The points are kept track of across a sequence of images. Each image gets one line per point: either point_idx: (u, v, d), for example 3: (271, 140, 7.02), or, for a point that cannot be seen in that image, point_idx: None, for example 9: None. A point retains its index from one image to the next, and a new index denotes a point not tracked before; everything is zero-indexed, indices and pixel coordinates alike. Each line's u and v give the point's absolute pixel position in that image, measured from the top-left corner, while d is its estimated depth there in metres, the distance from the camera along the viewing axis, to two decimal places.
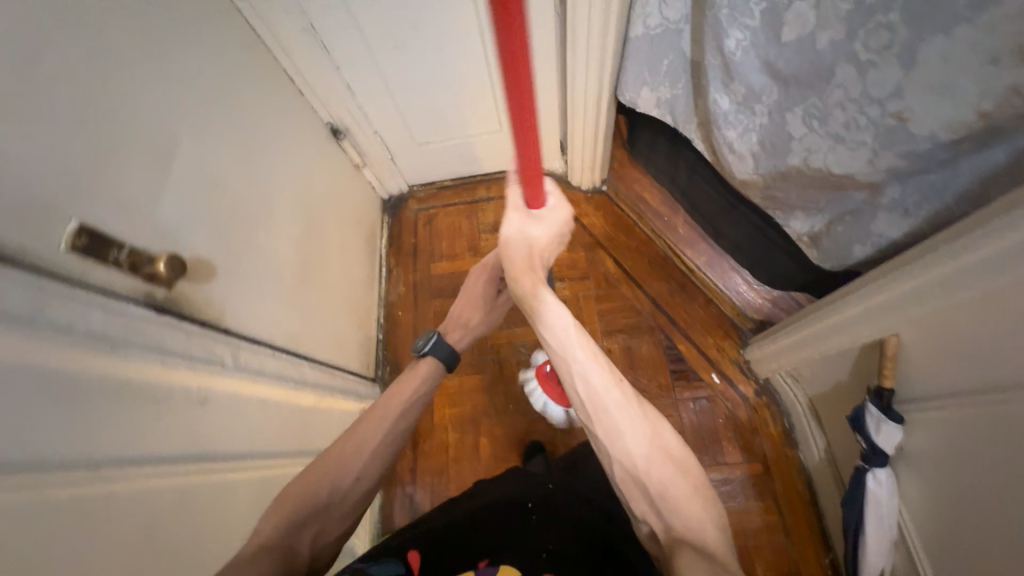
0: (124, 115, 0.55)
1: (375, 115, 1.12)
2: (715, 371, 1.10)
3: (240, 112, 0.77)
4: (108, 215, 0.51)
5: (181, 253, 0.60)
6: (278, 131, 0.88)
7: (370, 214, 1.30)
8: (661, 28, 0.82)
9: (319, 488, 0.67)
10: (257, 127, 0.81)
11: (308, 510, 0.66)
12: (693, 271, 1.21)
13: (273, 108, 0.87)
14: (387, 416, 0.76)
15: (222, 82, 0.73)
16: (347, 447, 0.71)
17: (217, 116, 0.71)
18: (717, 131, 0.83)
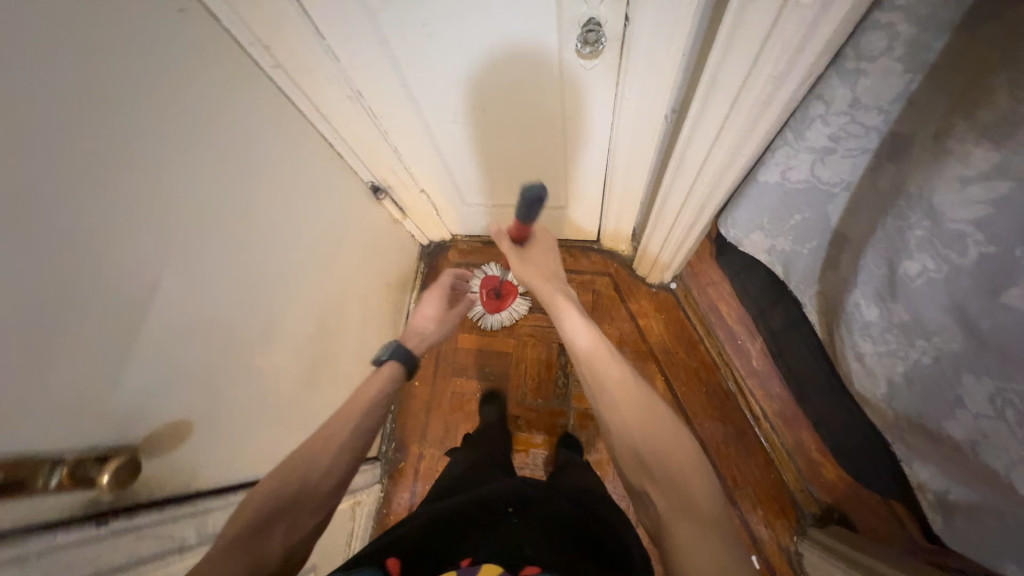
0: (84, 278, 0.43)
1: (421, 176, 0.97)
2: (757, 553, 0.93)
3: (255, 209, 0.65)
4: (38, 426, 0.40)
5: (137, 430, 0.49)
6: (301, 212, 0.76)
7: (404, 266, 1.18)
8: (806, 185, 0.60)
9: (281, 484, 0.55)
10: (274, 218, 0.69)
11: (271, 504, 0.53)
12: (758, 418, 1.02)
13: (299, 187, 0.75)
14: (346, 414, 0.63)
15: (232, 181, 0.60)
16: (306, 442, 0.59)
17: (220, 227, 0.59)
18: (847, 332, 0.63)
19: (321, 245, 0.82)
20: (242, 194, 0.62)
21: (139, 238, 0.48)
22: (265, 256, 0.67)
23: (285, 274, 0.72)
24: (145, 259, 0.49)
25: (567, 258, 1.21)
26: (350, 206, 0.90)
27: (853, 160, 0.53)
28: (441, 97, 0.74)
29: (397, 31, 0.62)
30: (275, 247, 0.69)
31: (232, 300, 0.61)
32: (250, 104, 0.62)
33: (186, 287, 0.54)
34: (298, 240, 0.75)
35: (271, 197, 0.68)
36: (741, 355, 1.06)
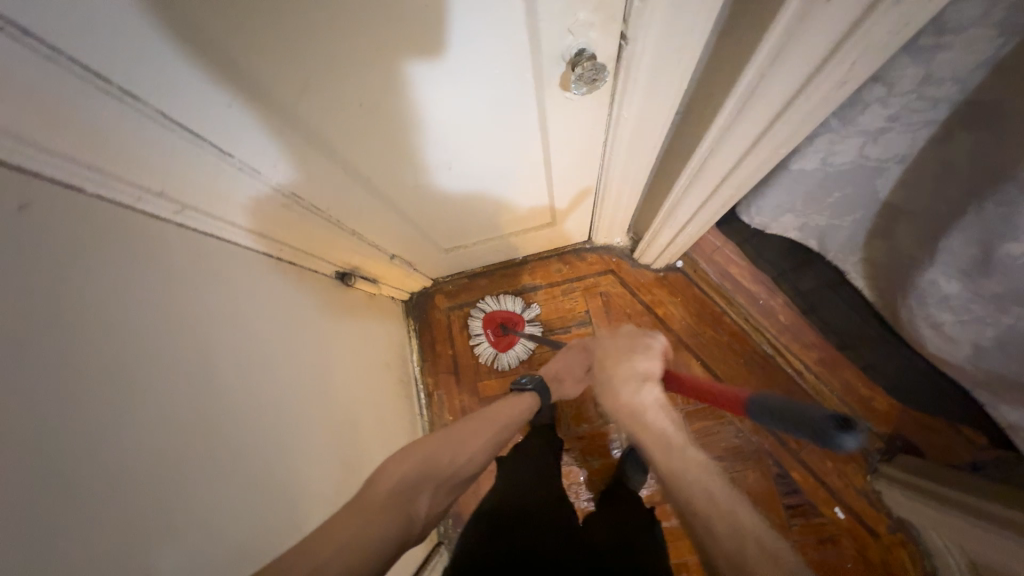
0: None
1: (388, 246, 0.83)
2: (839, 505, 0.94)
3: (221, 390, 0.51)
4: None
5: None
6: (273, 354, 0.62)
7: (396, 334, 1.05)
8: (852, 165, 0.52)
9: (440, 457, 0.57)
10: (243, 383, 0.55)
11: (432, 466, 0.56)
12: (799, 372, 1.00)
13: (263, 327, 0.61)
14: (493, 426, 0.67)
15: (179, 380, 0.46)
16: (456, 433, 0.62)
17: (185, 445, 0.45)
18: (918, 303, 0.58)
19: (303, 374, 0.68)
20: (200, 383, 0.48)
21: (84, 532, 0.35)
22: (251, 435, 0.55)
23: (274, 437, 0.59)
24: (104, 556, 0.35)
25: (564, 267, 1.13)
26: (320, 308, 0.76)
27: (912, 135, 0.46)
28: (400, 169, 0.61)
29: (325, 120, 0.48)
30: (257, 417, 0.56)
31: (228, 516, 0.49)
32: (169, 268, 0.47)
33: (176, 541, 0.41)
34: (278, 388, 0.62)
35: (233, 363, 0.54)
36: (766, 314, 1.01)
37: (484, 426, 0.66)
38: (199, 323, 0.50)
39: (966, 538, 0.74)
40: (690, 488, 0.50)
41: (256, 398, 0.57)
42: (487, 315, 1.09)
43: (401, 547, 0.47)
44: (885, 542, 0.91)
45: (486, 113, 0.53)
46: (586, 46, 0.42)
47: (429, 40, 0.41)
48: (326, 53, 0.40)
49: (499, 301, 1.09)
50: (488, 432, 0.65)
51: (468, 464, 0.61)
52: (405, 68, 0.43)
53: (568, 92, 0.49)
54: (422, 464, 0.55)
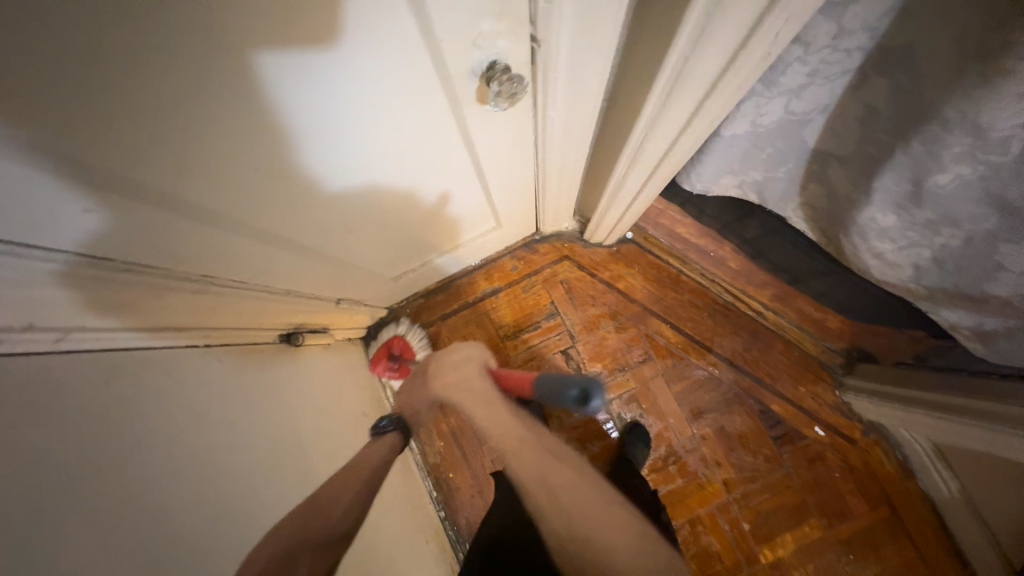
0: None
1: (331, 292, 0.77)
2: (817, 423, 1.01)
3: (188, 520, 0.44)
4: None
5: None
6: (238, 452, 0.55)
7: (362, 375, 0.99)
8: (779, 123, 0.53)
9: (308, 521, 0.50)
10: (215, 504, 0.48)
11: (307, 531, 0.49)
12: (760, 312, 1.05)
13: (219, 428, 0.54)
14: (352, 481, 0.60)
15: (127, 535, 0.38)
16: (317, 497, 0.55)
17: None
18: (860, 238, 0.60)
19: (279, 462, 0.62)
20: (159, 524, 0.41)
21: None
22: (240, 551, 0.48)
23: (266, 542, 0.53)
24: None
25: (518, 264, 1.10)
26: (275, 380, 0.69)
27: (830, 86, 0.46)
28: (327, 219, 0.56)
29: (218, 192, 0.41)
30: (237, 532, 0.49)
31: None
32: (72, 408, 0.38)
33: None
34: (256, 486, 0.55)
35: (191, 486, 0.46)
36: (719, 264, 1.04)
37: (345, 486, 0.59)
38: (138, 457, 0.42)
39: (935, 430, 0.82)
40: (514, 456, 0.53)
41: (231, 511, 0.50)
42: (376, 350, 1.02)
43: None
44: (862, 445, 1.00)
45: (407, 139, 0.48)
46: (498, 57, 0.39)
47: (321, 75, 0.35)
48: (200, 112, 0.33)
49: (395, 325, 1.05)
50: (354, 485, 0.59)
51: (345, 519, 0.54)
52: (296, 114, 0.38)
53: (487, 106, 0.46)
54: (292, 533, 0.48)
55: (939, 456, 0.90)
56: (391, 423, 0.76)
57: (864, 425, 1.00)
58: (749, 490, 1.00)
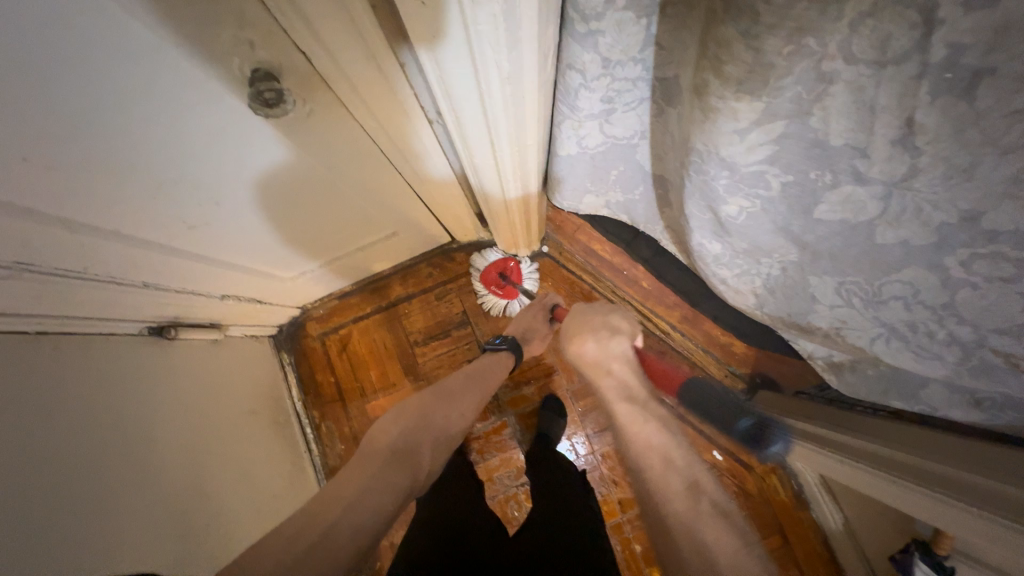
0: None
1: (212, 286, 0.79)
2: (716, 447, 1.02)
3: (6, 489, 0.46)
4: None
5: None
6: (88, 429, 0.57)
7: (261, 374, 0.99)
8: (606, 145, 0.54)
9: (433, 415, 0.73)
10: (48, 478, 0.50)
11: (428, 424, 0.71)
12: (668, 333, 1.05)
13: (66, 409, 0.55)
14: (481, 380, 0.81)
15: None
16: (448, 396, 0.76)
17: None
18: (704, 263, 0.61)
19: (141, 443, 0.63)
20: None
21: None
22: (87, 499, 0.53)
23: (121, 498, 0.57)
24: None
25: (434, 271, 1.11)
26: (145, 369, 0.69)
27: (635, 112, 0.48)
28: (182, 200, 0.58)
29: (57, 172, 0.45)
30: (67, 512, 0.50)
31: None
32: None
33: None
34: (114, 463, 0.58)
35: (18, 457, 0.48)
36: (631, 282, 1.05)
37: (475, 381, 0.81)
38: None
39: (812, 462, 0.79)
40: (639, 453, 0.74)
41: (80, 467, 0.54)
42: (488, 263, 1.03)
43: (407, 493, 0.63)
44: (759, 473, 1.00)
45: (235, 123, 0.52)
46: (259, 64, 0.44)
47: (148, 67, 0.41)
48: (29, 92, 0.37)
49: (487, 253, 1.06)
50: (473, 386, 0.80)
51: (459, 417, 0.77)
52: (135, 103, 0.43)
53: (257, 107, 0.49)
54: (417, 429, 0.70)
55: (827, 490, 0.89)
56: (503, 341, 0.85)
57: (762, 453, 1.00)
58: None
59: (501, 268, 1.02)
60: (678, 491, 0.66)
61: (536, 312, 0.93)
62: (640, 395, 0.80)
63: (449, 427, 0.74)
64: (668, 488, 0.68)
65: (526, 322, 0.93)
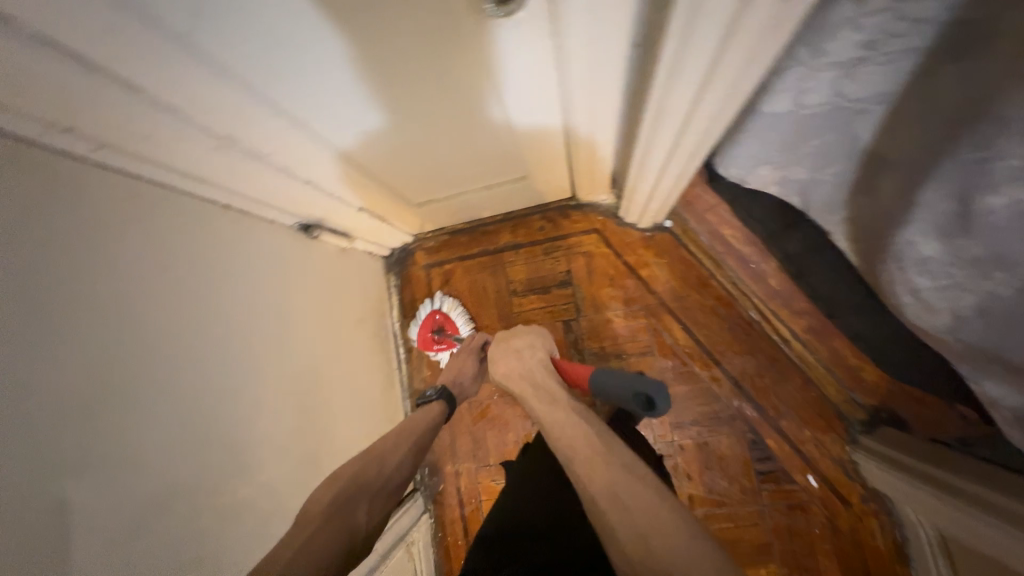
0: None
1: (352, 198, 0.82)
2: (812, 472, 0.93)
3: (172, 343, 0.53)
4: None
5: None
6: (233, 300, 0.63)
7: (373, 290, 1.06)
8: (828, 107, 0.48)
9: (368, 470, 0.63)
10: (205, 343, 0.57)
11: (365, 483, 0.62)
12: (787, 340, 0.96)
13: (223, 286, 0.62)
14: (410, 430, 0.72)
15: (117, 330, 0.47)
16: (380, 447, 0.68)
17: (130, 398, 0.47)
18: (896, 266, 0.52)
19: (272, 330, 0.70)
20: (145, 334, 0.50)
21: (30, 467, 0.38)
22: (222, 371, 0.59)
23: (246, 378, 0.63)
24: (19, 496, 0.37)
25: (546, 225, 1.09)
26: (285, 262, 0.76)
27: (893, 67, 0.41)
28: (345, 110, 0.61)
29: (261, 71, 0.48)
30: (205, 383, 0.56)
31: (178, 481, 0.51)
32: (102, 216, 0.47)
33: (101, 494, 0.43)
34: (247, 341, 0.64)
35: (185, 320, 0.55)
36: (757, 278, 0.96)
37: (410, 433, 0.72)
38: (148, 275, 0.51)
39: (939, 514, 0.71)
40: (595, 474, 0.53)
41: (220, 338, 0.60)
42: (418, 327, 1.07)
43: (346, 558, 0.53)
44: (856, 511, 0.90)
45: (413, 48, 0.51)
46: None
47: None
48: None
49: (433, 302, 1.09)
50: (405, 439, 0.70)
51: (395, 474, 0.66)
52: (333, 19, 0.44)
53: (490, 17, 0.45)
54: (353, 488, 0.60)
55: (945, 552, 0.77)
56: (435, 391, 0.82)
57: (867, 492, 0.90)
58: (713, 512, 0.95)
59: (433, 326, 1.07)
60: (597, 464, 0.53)
61: (464, 353, 0.90)
62: (551, 398, 0.67)
63: (384, 484, 0.64)
64: (585, 461, 0.54)
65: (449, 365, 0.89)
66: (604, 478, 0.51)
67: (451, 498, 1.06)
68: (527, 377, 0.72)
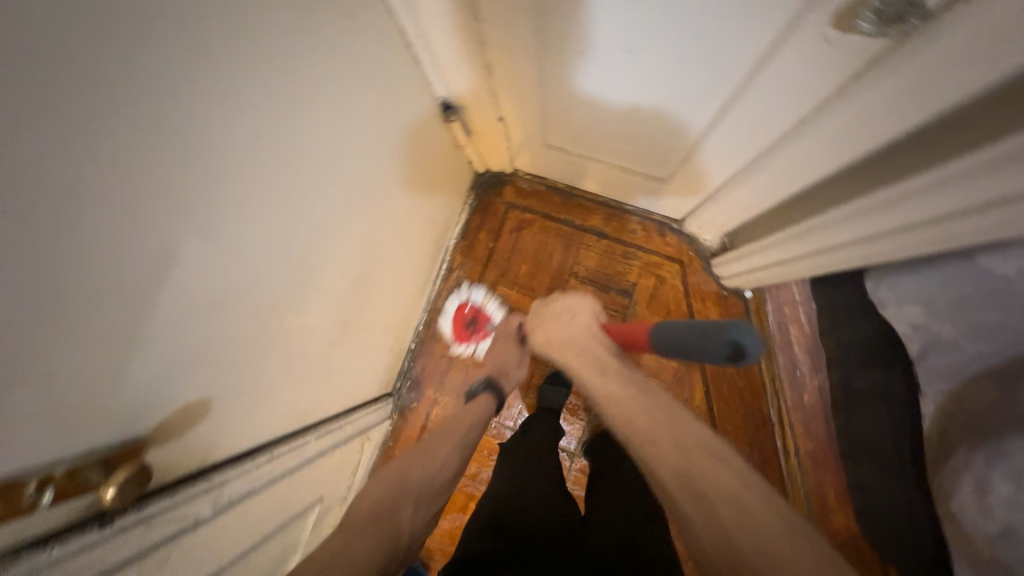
0: (112, 249, 0.32)
1: (503, 102, 0.78)
2: None
3: (306, 159, 0.50)
4: (49, 437, 0.32)
5: (162, 416, 0.42)
6: (363, 135, 0.59)
7: (454, 198, 1.02)
8: None
9: (412, 471, 0.65)
10: (324, 172, 0.54)
11: (409, 491, 0.62)
12: (788, 451, 0.95)
13: (360, 122, 0.58)
14: (457, 432, 0.73)
15: (282, 106, 0.44)
16: (421, 451, 0.69)
17: (261, 178, 0.44)
18: (983, 460, 0.53)
19: (373, 188, 0.67)
20: (296, 122, 0.46)
21: (172, 193, 0.35)
22: (326, 197, 0.56)
23: (338, 215, 0.60)
24: (153, 232, 0.34)
25: (638, 232, 1.07)
26: (413, 127, 0.72)
27: None
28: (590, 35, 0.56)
29: None
30: (310, 200, 0.53)
31: (256, 279, 0.48)
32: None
33: (205, 268, 0.41)
34: (354, 181, 0.61)
35: (327, 129, 0.52)
36: (795, 386, 0.95)
37: (457, 431, 0.73)
38: (321, 66, 0.48)
39: None
40: (663, 466, 0.48)
41: (338, 165, 0.56)
42: (450, 316, 1.08)
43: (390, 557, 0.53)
44: None
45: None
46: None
47: None
48: None
49: (464, 290, 1.07)
50: (455, 439, 0.72)
51: (444, 475, 0.67)
52: None
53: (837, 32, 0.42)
54: (396, 491, 0.61)
55: None
56: (481, 386, 0.84)
57: None
58: None
59: (466, 317, 1.07)
60: (659, 446, 0.50)
61: (501, 341, 0.89)
62: (603, 366, 0.63)
63: (430, 483, 0.65)
64: (648, 441, 0.51)
65: (494, 360, 0.88)
66: (671, 468, 0.48)
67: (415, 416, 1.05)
68: (572, 346, 0.68)
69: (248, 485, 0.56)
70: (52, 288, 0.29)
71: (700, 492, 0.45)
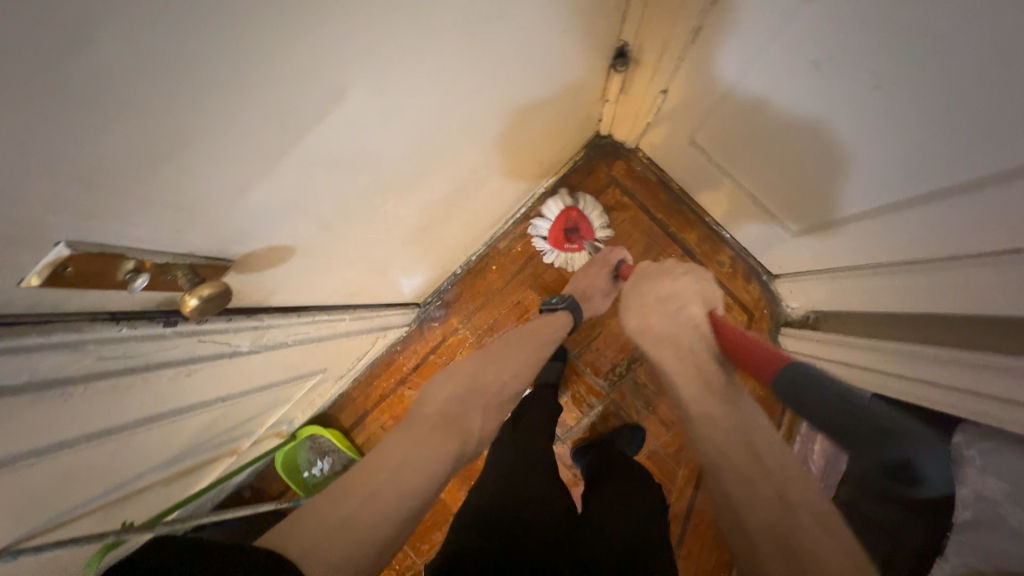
0: (296, 62, 0.29)
1: (681, 75, 0.70)
2: None
3: (493, 41, 0.44)
4: (169, 229, 0.31)
5: (256, 246, 0.40)
6: (546, 43, 0.53)
7: (568, 147, 0.95)
8: None
9: (487, 373, 0.64)
10: (490, 70, 0.48)
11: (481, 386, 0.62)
12: None
13: (546, 33, 0.51)
14: (538, 337, 0.74)
15: None
16: (499, 355, 0.68)
17: (445, 51, 0.39)
18: None
19: (520, 101, 0.61)
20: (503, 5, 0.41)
21: (367, 32, 0.31)
22: (483, 89, 0.51)
23: (482, 110, 0.55)
24: (337, 67, 0.31)
25: (725, 265, 1.00)
26: (581, 61, 0.65)
27: None
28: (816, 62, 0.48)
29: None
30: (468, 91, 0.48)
31: (388, 149, 0.45)
32: None
33: (357, 121, 0.37)
34: (512, 85, 0.55)
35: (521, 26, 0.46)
36: None
37: (534, 344, 0.73)
38: None
39: None
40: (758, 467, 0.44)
41: (510, 64, 0.50)
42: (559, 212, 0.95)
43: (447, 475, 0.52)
44: None
45: None
46: None
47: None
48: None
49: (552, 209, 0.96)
50: (530, 350, 0.71)
51: (516, 378, 0.67)
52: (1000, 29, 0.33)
53: None
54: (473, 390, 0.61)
55: None
56: (563, 302, 0.82)
57: None
58: None
59: (568, 223, 0.96)
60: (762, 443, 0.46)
61: (596, 268, 0.85)
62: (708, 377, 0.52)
63: (497, 391, 0.64)
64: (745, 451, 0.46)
65: (582, 285, 0.87)
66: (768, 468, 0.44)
67: (431, 338, 1.05)
68: (673, 346, 0.55)
69: (285, 337, 0.57)
70: (238, 87, 0.27)
71: (798, 555, 0.39)
